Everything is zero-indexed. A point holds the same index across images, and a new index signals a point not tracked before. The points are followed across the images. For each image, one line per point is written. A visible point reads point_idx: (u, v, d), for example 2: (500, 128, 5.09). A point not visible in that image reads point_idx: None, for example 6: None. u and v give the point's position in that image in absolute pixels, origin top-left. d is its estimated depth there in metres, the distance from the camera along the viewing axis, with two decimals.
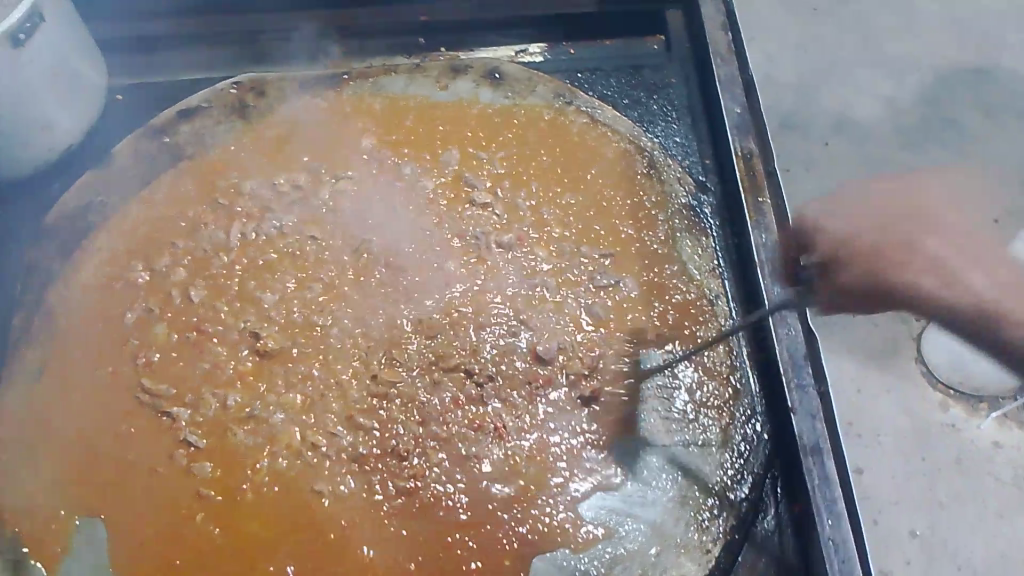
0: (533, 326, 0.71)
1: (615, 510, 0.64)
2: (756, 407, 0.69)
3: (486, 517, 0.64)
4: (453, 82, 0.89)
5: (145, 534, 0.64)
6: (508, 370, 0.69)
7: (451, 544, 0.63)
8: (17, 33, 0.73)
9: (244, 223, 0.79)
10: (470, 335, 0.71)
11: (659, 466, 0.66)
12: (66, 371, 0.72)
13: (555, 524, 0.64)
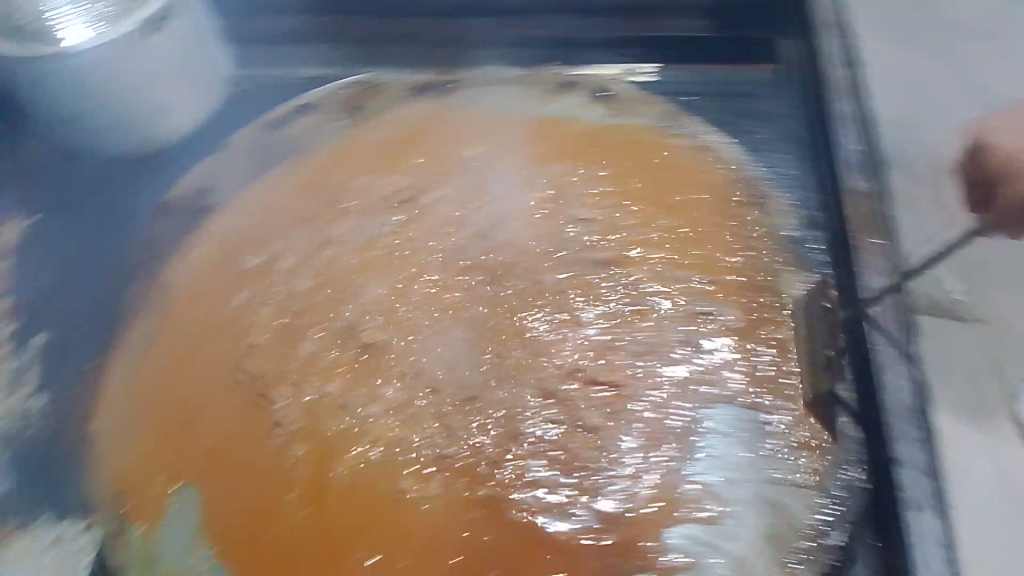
0: (624, 347, 0.72)
1: (702, 543, 0.63)
2: (862, 455, 0.66)
3: (566, 538, 0.63)
4: (557, 98, 0.90)
5: (231, 510, 0.67)
6: (596, 387, 0.70)
7: (528, 561, 0.63)
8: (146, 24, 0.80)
9: (349, 219, 0.82)
10: (559, 349, 0.72)
11: (749, 504, 0.65)
12: (174, 344, 0.76)
13: (637, 551, 0.63)
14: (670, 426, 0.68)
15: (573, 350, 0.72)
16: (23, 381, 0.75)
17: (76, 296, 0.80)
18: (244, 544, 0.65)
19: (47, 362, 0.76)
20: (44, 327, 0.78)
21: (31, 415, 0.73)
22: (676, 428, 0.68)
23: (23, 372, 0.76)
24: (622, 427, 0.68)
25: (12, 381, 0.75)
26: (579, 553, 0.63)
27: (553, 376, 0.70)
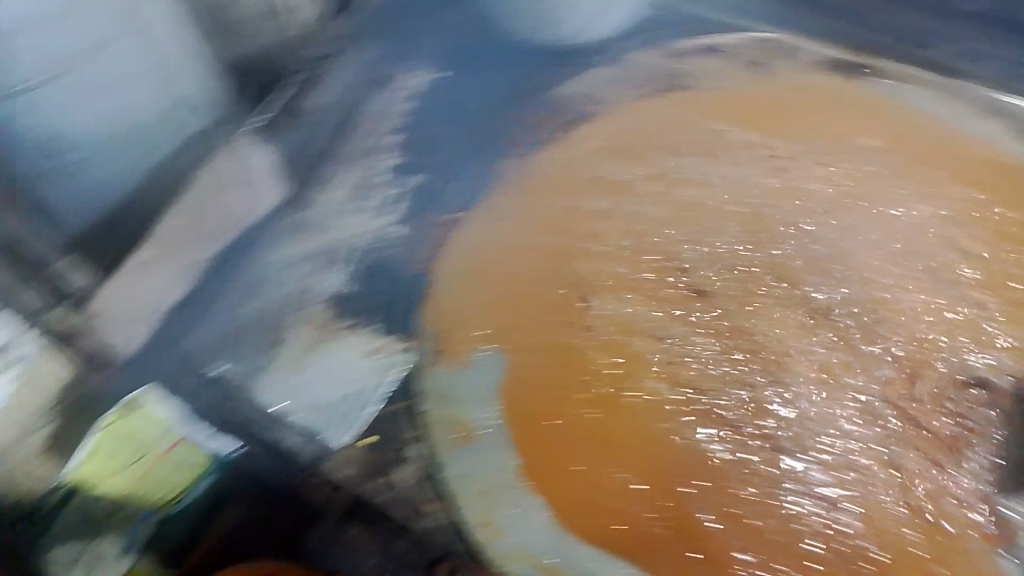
0: (959, 397, 0.70)
1: None
2: None
3: (829, 554, 0.64)
4: (981, 118, 0.85)
5: (528, 386, 0.74)
6: (918, 424, 0.69)
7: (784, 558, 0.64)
8: None
9: (719, 167, 0.84)
10: (892, 371, 0.72)
11: None
12: (521, 222, 0.83)
13: None
14: (1001, 496, 0.65)
15: (906, 378, 0.71)
16: (388, 206, 0.83)
17: (451, 150, 0.86)
18: (531, 418, 0.73)
19: (412, 197, 0.84)
20: (417, 167, 0.85)
21: (387, 238, 0.82)
22: (988, 499, 0.65)
23: (391, 198, 0.84)
24: (933, 473, 0.67)
25: (379, 203, 0.83)
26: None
27: (874, 394, 0.70)
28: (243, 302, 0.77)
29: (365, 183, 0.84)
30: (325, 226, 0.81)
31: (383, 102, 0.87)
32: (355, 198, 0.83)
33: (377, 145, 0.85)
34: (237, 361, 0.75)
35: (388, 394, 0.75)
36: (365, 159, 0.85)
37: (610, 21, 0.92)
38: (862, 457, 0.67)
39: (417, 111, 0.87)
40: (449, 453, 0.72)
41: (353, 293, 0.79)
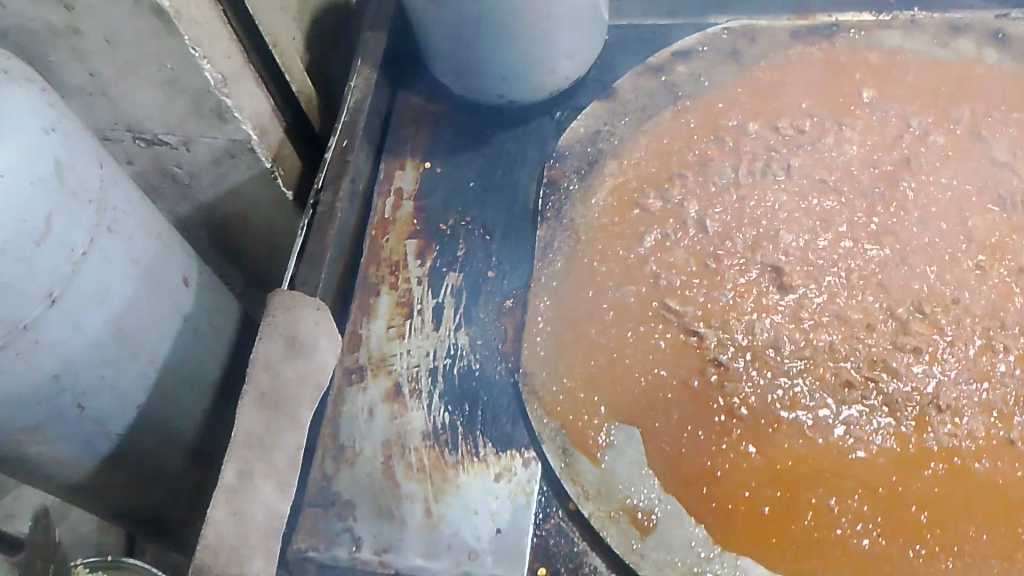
0: None
1: None
2: None
3: None
4: (954, 42, 0.84)
5: (679, 446, 0.67)
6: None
7: (1014, 518, 0.62)
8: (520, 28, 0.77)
9: (753, 162, 0.79)
10: (990, 298, 0.69)
11: None
12: (585, 283, 0.76)
13: None
14: None
15: (1006, 299, 0.69)
16: (443, 315, 0.77)
17: (480, 239, 0.81)
18: (696, 477, 0.66)
19: (462, 296, 0.78)
20: (453, 265, 0.80)
21: (461, 347, 0.75)
22: None
23: (443, 307, 0.77)
24: None
25: (434, 316, 0.77)
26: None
27: (983, 326, 0.68)
28: (337, 474, 0.71)
29: (408, 300, 0.78)
30: (389, 359, 0.75)
31: (383, 208, 0.83)
32: (406, 321, 0.77)
33: (401, 257, 0.80)
34: (358, 543, 0.67)
35: (541, 514, 0.66)
36: (395, 277, 0.79)
37: (586, 59, 0.85)
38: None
39: (428, 206, 0.83)
40: (631, 551, 0.63)
41: (451, 420, 0.72)
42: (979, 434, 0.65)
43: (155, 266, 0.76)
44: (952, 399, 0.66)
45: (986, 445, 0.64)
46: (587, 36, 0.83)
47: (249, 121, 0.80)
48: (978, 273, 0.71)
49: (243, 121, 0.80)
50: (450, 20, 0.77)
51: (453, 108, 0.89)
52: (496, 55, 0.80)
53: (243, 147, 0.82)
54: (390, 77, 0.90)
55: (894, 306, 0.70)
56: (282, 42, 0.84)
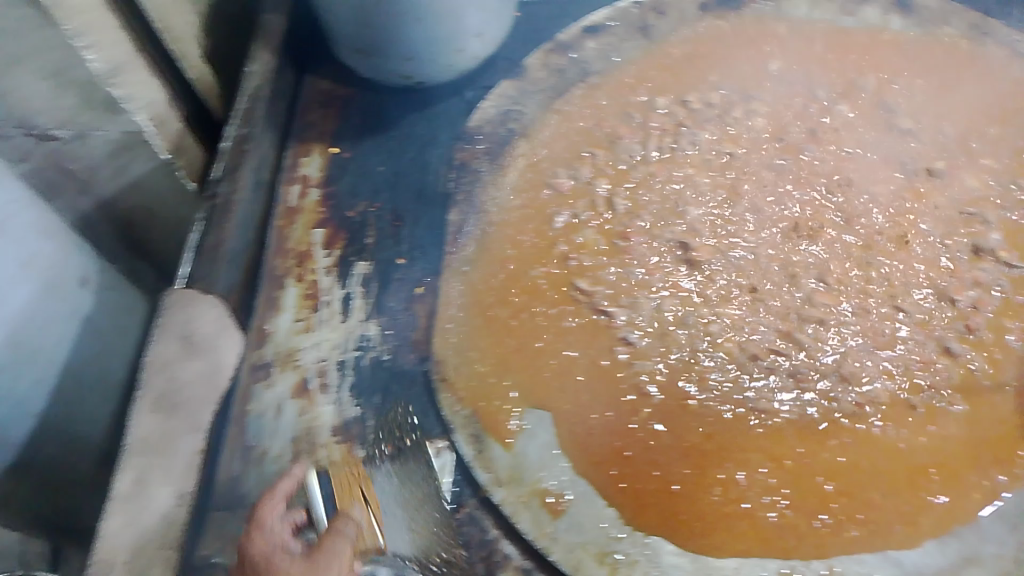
0: (959, 257, 0.70)
1: None
2: None
3: (946, 460, 0.63)
4: (860, 10, 0.83)
5: (590, 427, 0.67)
6: (934, 298, 0.68)
7: (916, 482, 0.62)
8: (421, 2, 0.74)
9: (661, 138, 0.78)
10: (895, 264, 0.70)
11: None
12: (496, 267, 0.75)
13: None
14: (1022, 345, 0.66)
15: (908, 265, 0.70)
16: (352, 306, 0.75)
17: (390, 226, 0.79)
18: (608, 457, 0.65)
19: (372, 286, 0.76)
20: (363, 253, 0.78)
21: (371, 338, 0.73)
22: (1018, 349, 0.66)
23: (352, 297, 0.76)
24: (968, 338, 0.67)
25: (343, 307, 0.75)
26: (964, 467, 0.63)
27: (887, 293, 0.69)
28: (245, 473, 0.69)
29: (315, 292, 0.76)
30: (297, 354, 0.74)
31: (289, 197, 0.81)
32: (315, 314, 0.75)
33: (309, 247, 0.78)
34: None
35: (453, 503, 0.65)
36: (302, 269, 0.77)
37: (497, 38, 0.83)
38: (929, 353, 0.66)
39: (336, 194, 0.81)
40: (542, 534, 0.62)
41: (362, 413, 0.70)
42: (883, 399, 0.65)
43: (49, 266, 0.73)
44: (855, 367, 0.66)
45: (890, 411, 0.65)
46: (496, 11, 0.81)
47: (141, 111, 0.77)
48: (884, 240, 0.71)
49: (135, 113, 0.77)
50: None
51: (360, 93, 0.87)
52: (399, 36, 0.77)
53: (137, 138, 0.80)
54: (294, 61, 0.87)
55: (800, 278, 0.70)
56: (176, 28, 0.80)
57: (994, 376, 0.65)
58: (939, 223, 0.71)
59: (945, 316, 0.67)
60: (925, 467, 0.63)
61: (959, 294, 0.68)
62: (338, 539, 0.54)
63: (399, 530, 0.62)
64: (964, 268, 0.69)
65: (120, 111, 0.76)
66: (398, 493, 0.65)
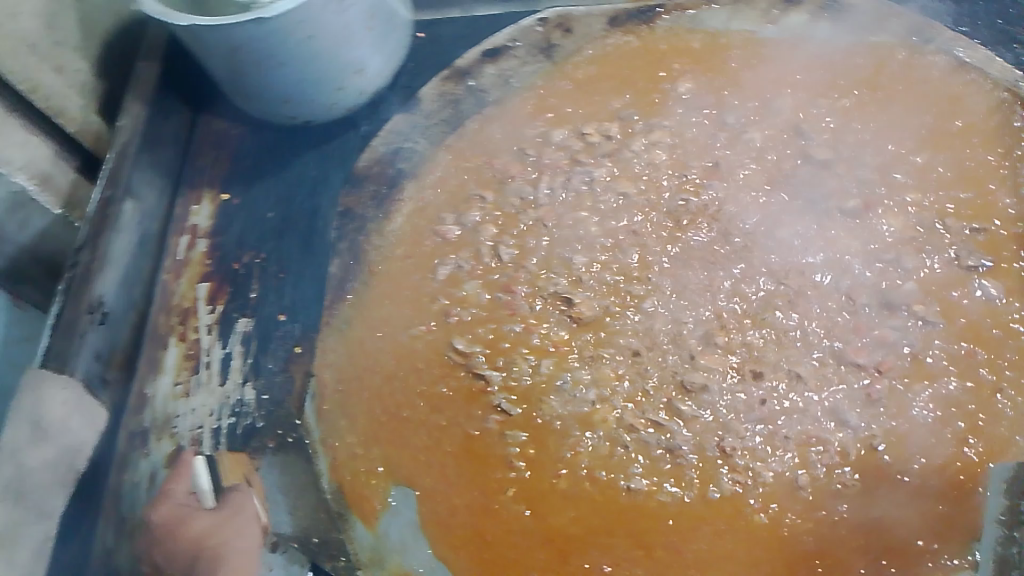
0: (867, 313, 0.62)
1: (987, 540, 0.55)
2: None
3: (839, 553, 0.56)
4: (785, 16, 0.75)
5: (454, 506, 0.62)
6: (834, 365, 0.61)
7: None
8: (283, 49, 0.68)
9: (553, 176, 0.72)
10: (793, 322, 0.62)
11: None
12: (376, 324, 0.70)
13: (920, 567, 0.55)
14: (927, 415, 0.59)
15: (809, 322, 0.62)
16: (230, 367, 0.72)
17: (274, 280, 0.75)
18: (466, 541, 0.61)
19: (251, 345, 0.73)
20: (244, 309, 0.74)
21: (245, 404, 0.70)
22: (925, 422, 0.59)
23: (231, 357, 0.73)
24: (870, 408, 0.60)
25: (221, 369, 0.72)
26: (852, 558, 0.56)
27: (782, 356, 0.61)
28: None
29: (196, 354, 0.73)
30: (172, 421, 0.71)
31: (177, 249, 0.78)
32: (193, 376, 0.72)
33: (193, 303, 0.75)
34: None
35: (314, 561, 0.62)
36: (185, 327, 0.74)
37: (387, 66, 0.78)
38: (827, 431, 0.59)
39: (223, 245, 0.78)
40: None
41: None
42: (766, 477, 0.58)
43: None
44: (741, 442, 0.59)
45: (774, 491, 0.58)
46: (380, 33, 0.74)
47: (19, 171, 0.71)
48: (783, 291, 0.63)
49: (13, 174, 0.70)
50: (210, 52, 0.69)
51: (257, 132, 0.83)
52: (273, 80, 0.72)
53: (24, 200, 0.72)
54: (188, 101, 0.83)
55: (692, 340, 0.63)
56: (44, 83, 0.72)
57: (896, 453, 0.58)
58: (850, 271, 0.64)
59: (842, 378, 0.61)
60: (808, 556, 0.56)
61: (861, 356, 0.61)
62: (241, 495, 0.64)
63: (281, 511, 0.64)
64: (872, 325, 0.62)
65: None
66: (281, 483, 0.66)
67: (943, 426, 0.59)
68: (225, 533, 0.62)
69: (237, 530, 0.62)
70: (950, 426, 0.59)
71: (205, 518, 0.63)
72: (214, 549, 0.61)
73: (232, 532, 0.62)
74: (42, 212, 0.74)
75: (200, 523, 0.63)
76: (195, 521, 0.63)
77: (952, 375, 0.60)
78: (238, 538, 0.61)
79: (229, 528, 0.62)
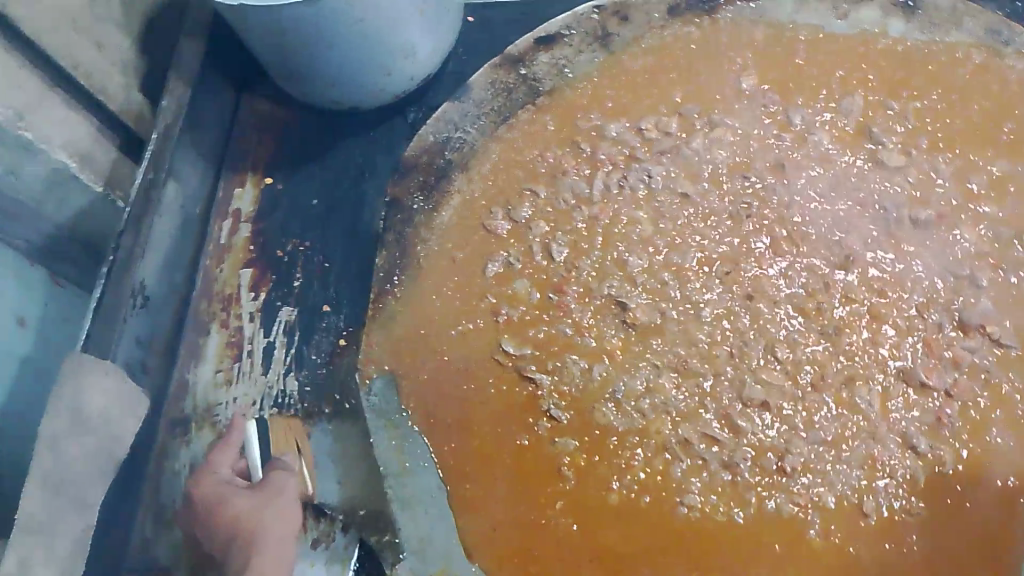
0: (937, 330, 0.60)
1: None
2: None
3: None
4: (855, 10, 0.72)
5: (500, 518, 0.60)
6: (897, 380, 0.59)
7: None
8: (330, 36, 0.66)
9: (609, 172, 0.69)
10: (856, 334, 0.61)
11: None
12: (420, 318, 0.68)
13: None
14: (998, 441, 0.57)
15: (876, 335, 0.60)
16: (273, 359, 0.71)
17: (318, 270, 0.73)
18: (511, 556, 0.59)
19: (295, 336, 0.72)
20: (287, 300, 0.73)
21: (289, 396, 0.69)
22: (992, 444, 0.57)
23: (274, 347, 0.72)
24: (935, 428, 0.58)
25: (263, 359, 0.71)
26: None
27: (845, 371, 0.60)
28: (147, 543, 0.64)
29: (239, 344, 0.72)
30: (214, 411, 0.69)
31: (219, 235, 0.76)
32: (235, 365, 0.71)
33: (235, 292, 0.74)
34: None
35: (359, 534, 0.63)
36: (226, 316, 0.73)
37: (438, 48, 0.75)
38: (891, 451, 0.58)
39: (265, 232, 0.76)
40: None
41: None
42: (830, 501, 0.57)
43: None
44: (799, 458, 0.58)
45: (836, 513, 0.56)
46: (434, 15, 0.72)
47: (60, 147, 0.67)
48: (851, 302, 0.61)
49: (54, 150, 0.67)
50: (256, 27, 0.66)
51: (302, 115, 0.80)
52: (319, 60, 0.69)
53: (63, 177, 0.68)
54: (231, 79, 0.80)
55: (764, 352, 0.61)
56: (84, 58, 0.70)
57: (968, 480, 0.57)
58: (918, 287, 0.62)
59: (909, 398, 0.59)
60: None
61: (931, 376, 0.59)
62: (280, 477, 0.59)
63: (329, 480, 0.64)
64: (942, 343, 0.60)
65: (37, 154, 0.65)
66: (333, 450, 0.66)
67: (1012, 452, 0.57)
68: (264, 516, 0.57)
69: (275, 514, 0.57)
70: (1019, 449, 0.57)
71: (244, 499, 0.57)
72: (254, 531, 0.56)
73: (271, 521, 0.56)
74: (79, 191, 0.70)
75: (235, 506, 0.57)
76: (233, 502, 0.57)
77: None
78: (277, 523, 0.56)
79: (267, 511, 0.57)
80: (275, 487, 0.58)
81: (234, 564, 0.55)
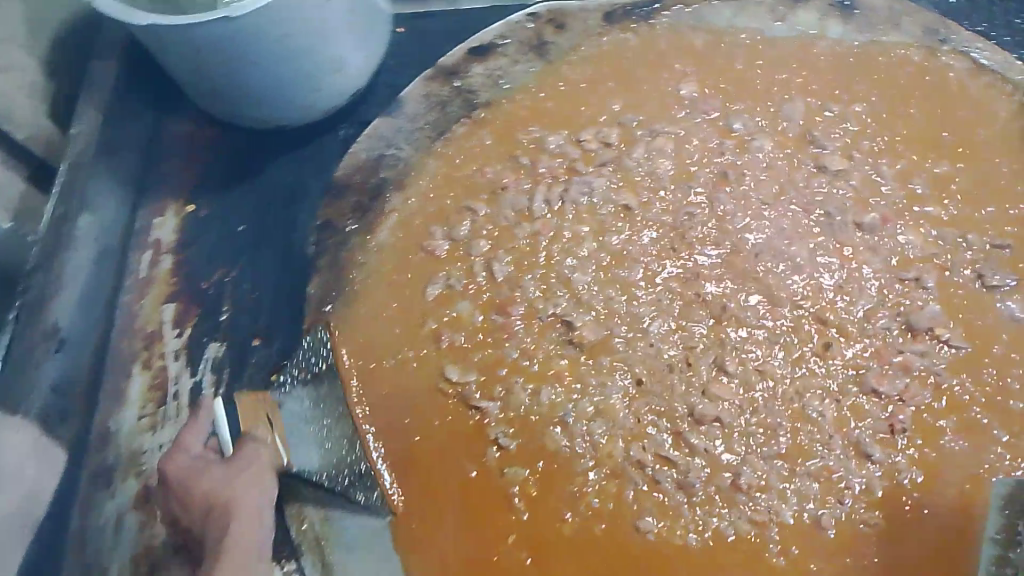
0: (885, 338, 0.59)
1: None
2: None
3: None
4: (793, 13, 0.71)
5: (448, 556, 0.56)
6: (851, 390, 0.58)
7: None
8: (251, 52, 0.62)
9: (550, 186, 0.67)
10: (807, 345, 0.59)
11: None
12: (357, 346, 0.64)
13: None
14: (952, 447, 0.56)
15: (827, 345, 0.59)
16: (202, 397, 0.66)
17: (249, 299, 0.70)
18: None
19: (224, 372, 0.67)
20: (216, 332, 0.69)
21: None
22: (946, 451, 0.56)
23: (202, 386, 0.67)
24: (889, 437, 0.57)
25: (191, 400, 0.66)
26: None
27: (797, 384, 0.58)
28: None
29: (164, 381, 0.67)
30: (140, 457, 0.64)
31: (139, 267, 0.71)
32: (160, 409, 0.66)
33: (158, 326, 0.69)
34: None
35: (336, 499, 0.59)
36: (150, 353, 0.68)
37: (367, 62, 0.72)
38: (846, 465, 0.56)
39: (190, 261, 0.72)
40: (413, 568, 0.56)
41: None
42: (787, 518, 0.55)
43: None
44: (755, 476, 0.56)
45: (795, 531, 0.55)
46: (364, 28, 0.69)
47: None
48: (801, 312, 0.60)
49: None
50: (170, 42, 0.61)
51: (226, 135, 0.76)
52: (238, 74, 0.65)
53: None
54: (150, 100, 0.76)
55: (714, 367, 0.59)
56: None
57: (924, 489, 0.55)
58: (867, 294, 0.60)
59: (863, 408, 0.57)
60: None
61: (883, 384, 0.57)
62: (252, 448, 0.54)
63: (307, 445, 0.60)
64: (894, 349, 0.59)
65: None
66: (304, 418, 0.61)
67: (965, 457, 0.56)
68: (236, 485, 0.51)
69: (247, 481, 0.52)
70: (974, 454, 0.56)
71: (215, 473, 0.53)
72: (228, 499, 0.50)
73: (245, 488, 0.51)
74: None
75: (207, 481, 0.52)
76: (206, 477, 0.53)
77: (980, 403, 0.57)
78: (253, 489, 0.51)
79: (238, 479, 0.52)
80: (247, 457, 0.54)
81: (211, 538, 0.49)
